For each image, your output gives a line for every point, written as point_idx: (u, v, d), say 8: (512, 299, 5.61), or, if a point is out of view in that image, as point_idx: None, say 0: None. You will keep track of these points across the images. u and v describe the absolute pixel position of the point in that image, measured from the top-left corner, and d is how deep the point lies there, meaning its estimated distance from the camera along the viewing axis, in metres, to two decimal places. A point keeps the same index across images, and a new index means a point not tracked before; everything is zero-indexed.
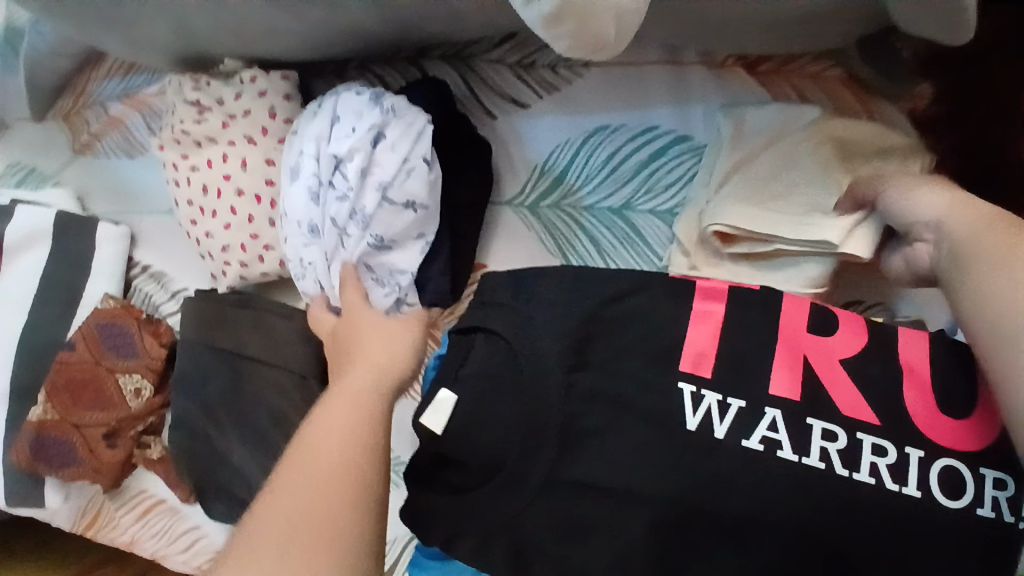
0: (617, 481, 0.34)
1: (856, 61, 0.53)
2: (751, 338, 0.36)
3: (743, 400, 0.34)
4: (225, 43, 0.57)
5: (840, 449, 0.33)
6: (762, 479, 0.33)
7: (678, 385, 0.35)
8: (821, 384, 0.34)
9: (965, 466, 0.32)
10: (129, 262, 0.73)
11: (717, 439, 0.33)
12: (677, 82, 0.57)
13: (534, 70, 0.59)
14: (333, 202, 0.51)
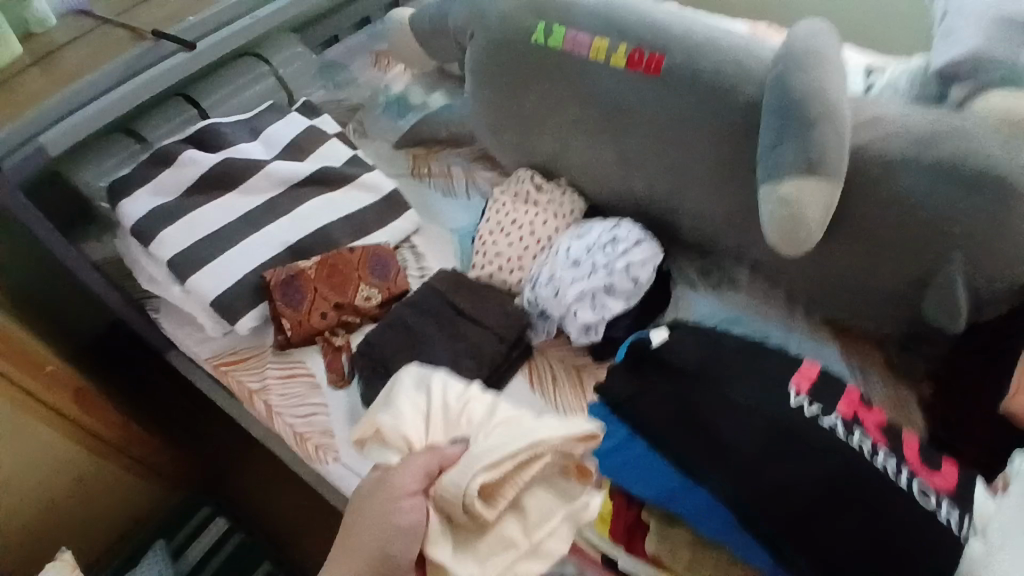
0: (749, 410, 0.63)
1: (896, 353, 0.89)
2: (831, 393, 0.65)
3: (819, 407, 0.63)
4: (571, 171, 1.00)
5: (866, 444, 0.61)
6: (826, 442, 0.60)
7: (785, 388, 0.64)
8: (863, 422, 0.63)
9: (930, 491, 0.59)
10: (405, 238, 1.06)
11: (805, 415, 0.62)
12: (790, 321, 0.93)
13: (710, 277, 0.98)
14: (598, 255, 0.87)
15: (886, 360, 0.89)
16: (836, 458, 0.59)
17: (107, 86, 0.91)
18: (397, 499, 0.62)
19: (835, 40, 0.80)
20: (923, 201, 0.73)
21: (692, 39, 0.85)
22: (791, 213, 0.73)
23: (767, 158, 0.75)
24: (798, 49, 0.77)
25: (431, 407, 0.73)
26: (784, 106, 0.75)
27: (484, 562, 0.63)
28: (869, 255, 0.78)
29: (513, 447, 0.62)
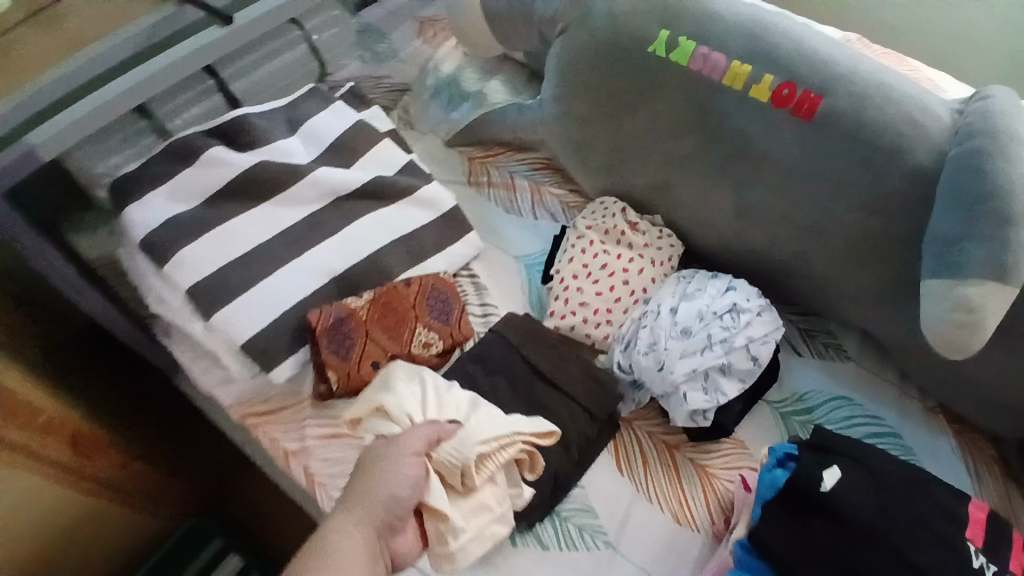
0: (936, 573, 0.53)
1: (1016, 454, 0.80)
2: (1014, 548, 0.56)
3: (997, 567, 0.53)
4: (672, 211, 0.86)
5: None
6: None
7: (962, 542, 0.54)
8: None
9: None
10: (465, 264, 0.91)
11: None
12: (902, 404, 0.82)
13: (812, 343, 0.87)
14: (714, 326, 0.74)
15: (1002, 460, 0.80)
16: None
17: (120, 66, 0.70)
18: (399, 455, 0.59)
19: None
20: None
21: (857, 83, 0.70)
22: (968, 321, 0.62)
23: (938, 251, 0.64)
24: (992, 125, 0.65)
25: (430, 393, 0.69)
26: (970, 191, 0.62)
27: (466, 522, 0.61)
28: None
29: (508, 430, 0.63)
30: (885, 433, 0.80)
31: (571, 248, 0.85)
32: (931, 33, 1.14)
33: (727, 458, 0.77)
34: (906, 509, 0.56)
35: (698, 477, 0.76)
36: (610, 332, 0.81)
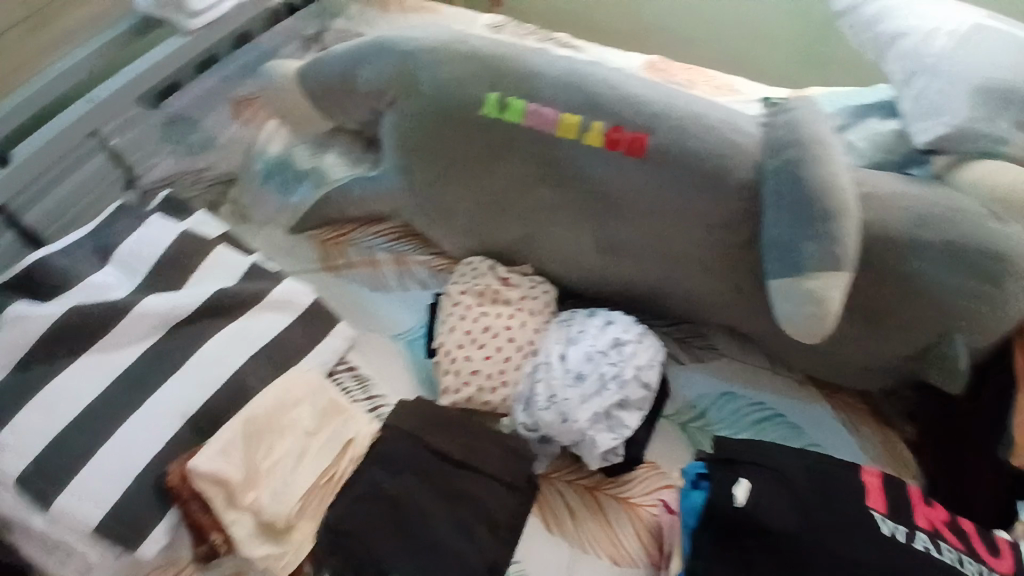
0: (851, 552, 0.58)
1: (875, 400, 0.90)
2: (903, 501, 0.63)
3: (903, 525, 0.61)
4: (539, 257, 0.88)
5: (958, 560, 0.59)
6: (932, 567, 0.58)
7: (869, 512, 0.61)
8: (939, 527, 0.62)
9: None
10: (339, 358, 0.84)
11: (900, 541, 0.59)
12: (776, 384, 0.91)
13: (688, 348, 0.93)
14: (604, 364, 0.77)
15: (870, 409, 0.90)
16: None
17: None
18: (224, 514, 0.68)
19: (828, 120, 0.78)
20: (925, 277, 0.74)
21: (675, 115, 0.77)
22: (817, 310, 0.70)
23: (777, 252, 0.71)
24: (799, 135, 0.73)
25: (258, 421, 0.73)
26: (793, 195, 0.70)
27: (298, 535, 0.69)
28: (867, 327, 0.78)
29: (321, 469, 0.72)
30: (770, 415, 0.88)
31: (449, 317, 0.82)
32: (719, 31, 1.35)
33: (648, 484, 0.78)
34: (811, 499, 0.61)
35: (625, 512, 0.76)
36: (507, 392, 0.79)
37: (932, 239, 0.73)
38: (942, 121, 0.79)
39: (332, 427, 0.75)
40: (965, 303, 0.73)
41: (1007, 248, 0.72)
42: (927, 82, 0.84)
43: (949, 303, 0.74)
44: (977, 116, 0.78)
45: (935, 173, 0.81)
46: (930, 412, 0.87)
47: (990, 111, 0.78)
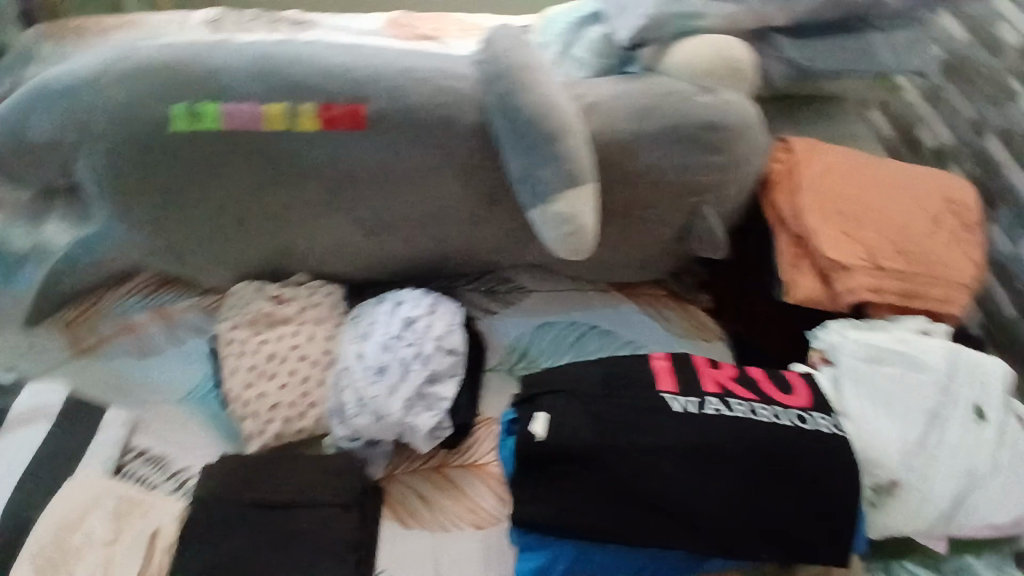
0: (654, 440, 0.61)
1: (669, 282, 0.97)
2: (689, 371, 0.68)
3: (695, 396, 0.65)
4: (308, 261, 0.82)
5: (747, 410, 0.64)
6: (725, 425, 0.62)
7: (663, 398, 0.64)
8: (728, 385, 0.67)
9: (807, 411, 0.65)
10: (124, 447, 0.75)
11: (694, 413, 0.63)
12: (583, 299, 0.95)
13: (498, 295, 0.94)
14: (402, 348, 0.74)
15: (672, 292, 0.97)
16: (734, 441, 0.61)
17: None
18: None
19: (531, 41, 0.76)
20: (663, 164, 0.76)
21: (380, 77, 0.72)
22: (570, 229, 0.71)
23: (521, 184, 0.72)
24: (506, 64, 0.71)
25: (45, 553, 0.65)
26: (515, 124, 0.70)
27: None
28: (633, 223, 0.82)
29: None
30: (585, 331, 0.92)
31: (227, 360, 0.77)
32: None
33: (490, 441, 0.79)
34: (610, 405, 0.63)
35: (475, 476, 0.76)
36: (318, 411, 0.75)
37: (655, 128, 0.75)
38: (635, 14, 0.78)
39: (133, 525, 0.67)
40: (701, 176, 0.78)
41: (718, 117, 0.75)
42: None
43: (690, 182, 0.78)
44: (663, 1, 0.78)
45: (646, 66, 0.80)
46: (720, 279, 0.93)
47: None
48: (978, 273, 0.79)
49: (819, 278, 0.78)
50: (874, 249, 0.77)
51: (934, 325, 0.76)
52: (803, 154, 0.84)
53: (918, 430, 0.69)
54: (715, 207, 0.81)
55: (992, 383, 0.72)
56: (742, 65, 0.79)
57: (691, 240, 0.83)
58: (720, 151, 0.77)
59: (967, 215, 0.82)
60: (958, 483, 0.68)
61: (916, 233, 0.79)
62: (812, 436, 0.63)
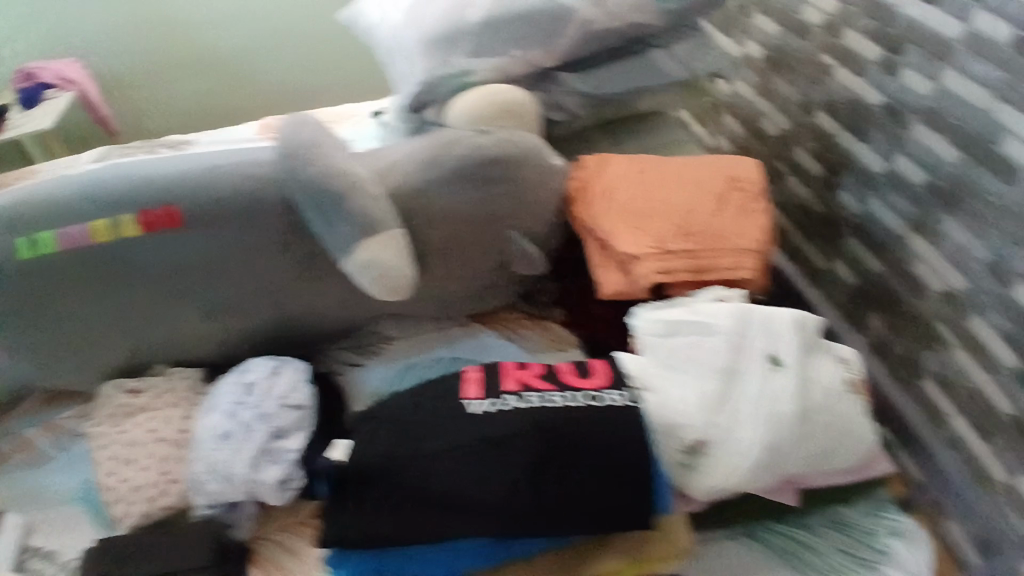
0: (448, 443, 0.66)
1: (524, 306, 1.05)
2: (494, 377, 0.74)
3: (492, 398, 0.71)
4: (167, 348, 0.92)
5: (540, 398, 0.70)
6: (516, 416, 0.68)
7: (463, 405, 0.69)
8: (530, 382, 0.73)
9: (601, 391, 0.72)
10: (20, 548, 0.81)
11: (488, 412, 0.68)
12: (446, 336, 1.02)
13: (364, 348, 1.00)
14: (245, 411, 0.81)
15: (527, 313, 1.05)
16: (524, 426, 0.67)
17: None
18: None
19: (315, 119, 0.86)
20: (456, 202, 0.84)
21: (186, 180, 0.84)
22: (376, 272, 0.78)
23: (329, 241, 0.79)
24: (281, 140, 0.81)
25: None
26: (306, 188, 0.78)
27: None
28: (453, 254, 0.88)
29: None
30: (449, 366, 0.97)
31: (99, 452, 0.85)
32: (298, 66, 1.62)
33: None
34: (412, 419, 0.68)
35: None
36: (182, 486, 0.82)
37: (446, 173, 0.83)
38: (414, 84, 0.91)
39: None
40: (498, 203, 0.85)
41: (494, 150, 0.84)
42: (399, 53, 0.96)
43: (490, 208, 0.85)
44: (433, 68, 0.91)
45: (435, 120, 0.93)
46: (569, 292, 1.03)
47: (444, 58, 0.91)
48: (767, 237, 0.85)
49: (621, 270, 0.86)
50: (660, 236, 0.85)
51: (730, 291, 0.81)
52: (593, 170, 0.94)
53: (717, 386, 0.73)
54: (521, 230, 0.89)
55: (784, 331, 0.76)
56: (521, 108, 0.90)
57: (510, 262, 0.92)
58: (508, 180, 0.85)
59: (753, 189, 0.89)
60: (764, 429, 0.71)
61: (699, 214, 0.86)
62: (598, 411, 0.69)
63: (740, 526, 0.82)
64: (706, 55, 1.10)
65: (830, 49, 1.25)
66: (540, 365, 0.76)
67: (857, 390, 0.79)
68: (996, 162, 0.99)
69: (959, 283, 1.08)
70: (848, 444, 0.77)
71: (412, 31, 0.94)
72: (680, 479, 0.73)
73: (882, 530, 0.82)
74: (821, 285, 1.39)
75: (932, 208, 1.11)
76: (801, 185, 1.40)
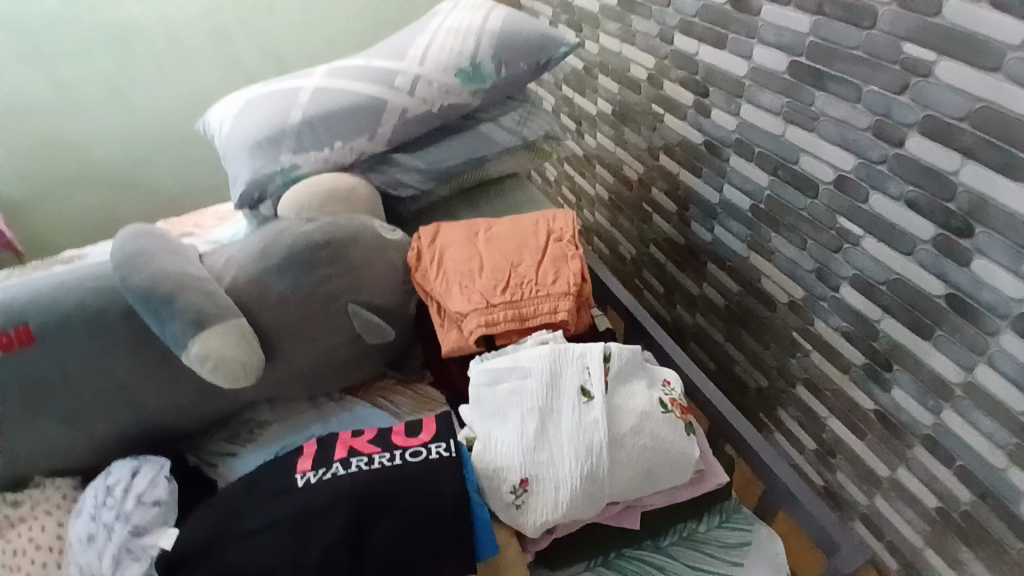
0: (271, 518, 0.71)
1: (394, 373, 1.10)
2: (328, 447, 0.78)
3: (321, 467, 0.75)
4: (36, 463, 0.94)
5: (363, 462, 0.74)
6: (336, 483, 0.72)
7: (293, 480, 0.74)
8: (359, 447, 0.77)
9: (422, 447, 0.76)
10: None
11: (313, 483, 0.73)
12: (320, 411, 1.05)
13: (240, 435, 1.03)
14: (105, 513, 0.83)
15: (399, 378, 1.09)
16: (342, 493, 0.71)
17: None
18: None
19: (161, 233, 0.98)
20: (293, 289, 0.94)
21: (39, 300, 0.91)
22: (213, 363, 0.84)
23: (166, 338, 0.86)
24: (123, 252, 0.92)
25: None
26: (148, 298, 0.86)
27: None
28: (303, 334, 0.95)
29: None
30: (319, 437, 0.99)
31: None
32: (193, 167, 1.70)
33: None
34: (245, 500, 0.73)
35: None
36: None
37: (277, 263, 0.94)
38: (241, 183, 1.05)
39: None
40: (330, 282, 0.96)
41: (323, 236, 0.96)
42: (231, 155, 1.11)
43: (327, 288, 0.95)
44: (258, 167, 1.05)
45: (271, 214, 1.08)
46: (432, 353, 1.08)
47: (270, 157, 1.06)
48: (579, 280, 0.97)
49: (458, 329, 0.95)
50: (485, 293, 0.95)
51: (548, 333, 0.91)
52: (426, 242, 1.05)
53: (535, 425, 0.78)
54: (359, 302, 0.98)
55: (592, 365, 0.83)
56: (345, 191, 1.05)
57: (359, 333, 0.99)
58: (337, 261, 0.96)
59: (567, 236, 1.04)
60: (580, 459, 0.76)
61: (519, 267, 0.98)
62: (415, 466, 0.74)
63: (597, 558, 0.83)
64: (533, 122, 1.23)
65: (656, 99, 1.39)
66: (374, 430, 0.80)
67: (677, 410, 0.84)
68: (795, 181, 1.10)
69: (798, 291, 1.18)
70: (675, 464, 0.80)
71: (240, 137, 1.10)
72: (514, 519, 0.76)
73: (735, 541, 0.84)
74: (702, 310, 1.48)
75: (759, 228, 1.22)
76: (664, 221, 1.51)
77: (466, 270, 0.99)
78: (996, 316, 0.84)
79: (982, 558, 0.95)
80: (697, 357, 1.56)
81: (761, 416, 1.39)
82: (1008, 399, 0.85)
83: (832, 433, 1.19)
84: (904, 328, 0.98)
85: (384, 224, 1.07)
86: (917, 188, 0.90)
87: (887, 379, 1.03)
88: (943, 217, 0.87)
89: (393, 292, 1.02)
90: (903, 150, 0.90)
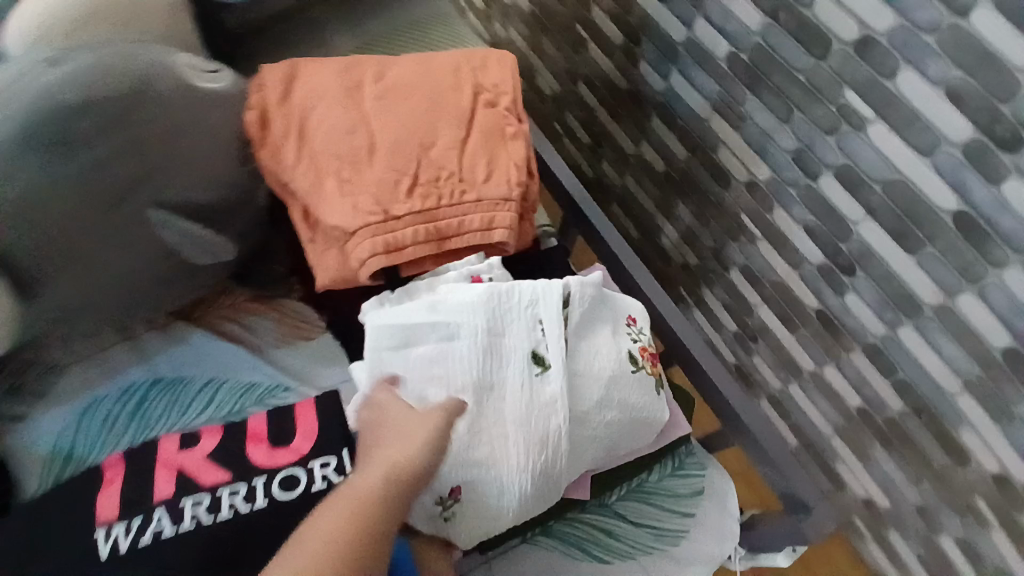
0: None
1: (241, 289, 0.78)
2: (147, 481, 0.53)
3: (137, 517, 0.51)
4: None
5: (203, 507, 0.51)
6: (168, 549, 0.50)
7: (93, 539, 0.50)
8: (191, 475, 0.53)
9: (297, 471, 0.54)
10: None
11: (126, 551, 0.49)
12: (137, 349, 0.73)
13: (22, 389, 0.70)
14: None
15: (252, 294, 0.78)
16: (183, 565, 0.50)
17: None
18: None
19: None
20: (50, 185, 0.59)
21: None
22: None
23: None
24: None
25: None
26: None
27: None
28: (82, 253, 0.63)
29: None
30: (150, 392, 0.71)
31: None
32: None
33: None
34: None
35: None
36: None
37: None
38: None
39: None
40: (110, 176, 0.62)
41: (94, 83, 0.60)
42: None
43: (110, 179, 0.62)
44: None
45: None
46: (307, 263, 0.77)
47: None
48: (524, 175, 0.69)
49: (340, 248, 0.65)
50: (380, 197, 0.64)
51: (479, 264, 0.65)
52: (276, 97, 0.69)
53: (468, 412, 0.57)
54: (164, 204, 0.67)
55: (544, 320, 0.61)
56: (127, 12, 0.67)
57: (176, 249, 0.70)
58: (122, 128, 0.62)
59: (503, 100, 0.72)
60: (533, 454, 0.57)
61: (431, 150, 0.67)
62: (289, 507, 0.52)
63: (535, 529, 0.68)
64: None
65: None
66: (213, 438, 0.56)
67: (648, 363, 0.66)
68: (798, 30, 0.82)
69: (761, 170, 0.98)
70: (643, 427, 0.64)
71: None
72: (441, 529, 0.59)
73: (687, 490, 0.74)
74: (633, 171, 1.26)
75: (730, 86, 0.96)
76: (602, 54, 1.18)
77: (349, 154, 0.66)
78: (1009, 245, 0.71)
79: (892, 455, 0.97)
80: (618, 222, 1.38)
81: (682, 291, 1.29)
82: (985, 329, 0.77)
83: (759, 319, 1.12)
84: (883, 234, 0.84)
85: (198, 61, 0.70)
86: (967, 73, 0.68)
87: (844, 283, 0.93)
88: (985, 118, 0.68)
89: (226, 176, 0.71)
90: (964, 20, 0.66)
